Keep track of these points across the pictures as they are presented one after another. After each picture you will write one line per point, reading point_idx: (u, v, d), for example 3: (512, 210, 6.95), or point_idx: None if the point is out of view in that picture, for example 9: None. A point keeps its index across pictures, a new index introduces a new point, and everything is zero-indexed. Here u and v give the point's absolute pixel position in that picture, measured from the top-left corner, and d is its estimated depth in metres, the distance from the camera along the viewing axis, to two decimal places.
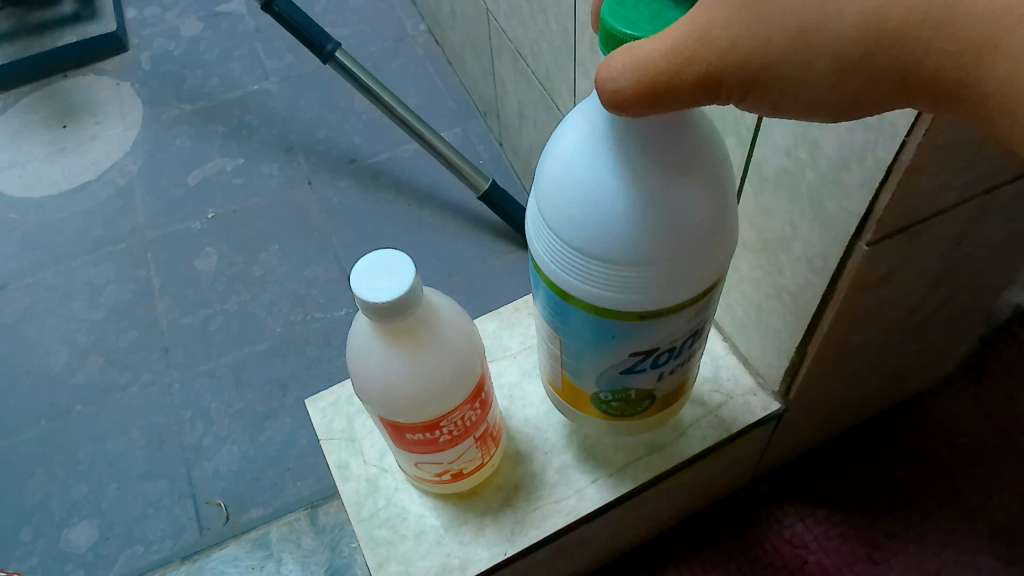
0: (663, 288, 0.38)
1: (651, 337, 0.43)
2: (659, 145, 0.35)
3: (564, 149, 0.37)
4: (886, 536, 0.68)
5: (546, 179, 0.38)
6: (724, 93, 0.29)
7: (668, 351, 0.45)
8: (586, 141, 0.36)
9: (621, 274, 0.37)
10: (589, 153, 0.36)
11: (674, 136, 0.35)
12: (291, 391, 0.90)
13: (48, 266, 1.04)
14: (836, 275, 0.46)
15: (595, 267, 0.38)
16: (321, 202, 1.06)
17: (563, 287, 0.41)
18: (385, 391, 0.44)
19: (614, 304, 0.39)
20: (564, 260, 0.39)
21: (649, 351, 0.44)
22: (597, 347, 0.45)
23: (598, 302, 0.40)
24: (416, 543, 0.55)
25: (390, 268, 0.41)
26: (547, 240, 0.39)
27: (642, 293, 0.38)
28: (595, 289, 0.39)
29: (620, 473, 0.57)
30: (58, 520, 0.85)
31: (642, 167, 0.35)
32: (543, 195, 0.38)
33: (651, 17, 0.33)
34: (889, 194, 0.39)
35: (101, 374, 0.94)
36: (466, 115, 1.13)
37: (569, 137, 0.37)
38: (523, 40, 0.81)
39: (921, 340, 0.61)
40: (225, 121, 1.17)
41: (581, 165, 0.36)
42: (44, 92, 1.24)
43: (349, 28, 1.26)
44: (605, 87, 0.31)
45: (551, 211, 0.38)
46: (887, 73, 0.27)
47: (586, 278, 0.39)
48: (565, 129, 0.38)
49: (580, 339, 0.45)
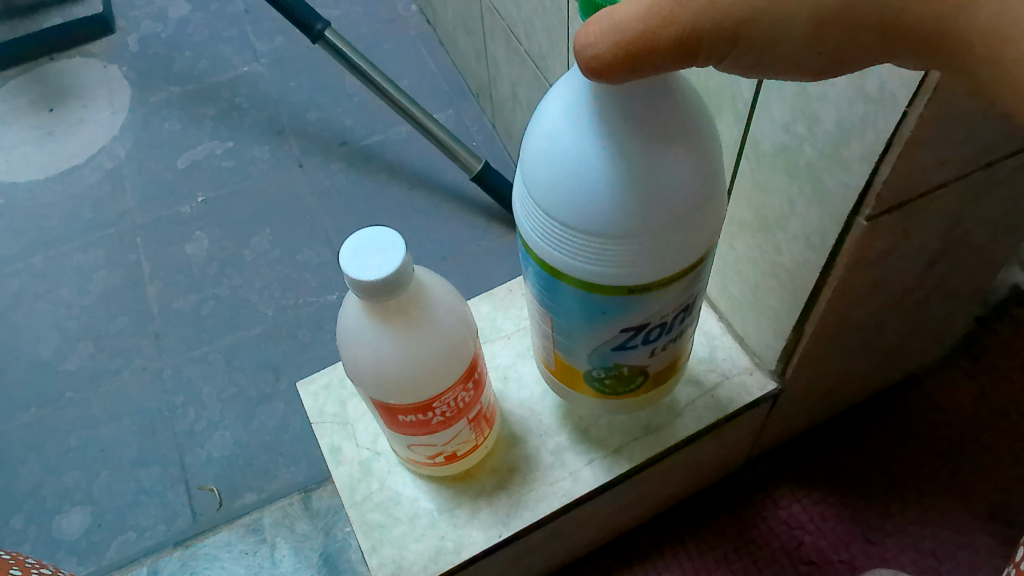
0: (652, 260, 0.38)
1: (640, 312, 0.42)
2: (643, 112, 0.34)
3: (547, 123, 0.36)
4: (881, 517, 0.68)
5: (530, 154, 0.37)
6: (705, 53, 0.28)
7: (659, 326, 0.44)
8: (569, 112, 0.35)
9: (609, 247, 0.37)
10: (570, 124, 0.35)
11: (659, 104, 0.34)
12: (284, 375, 0.90)
13: (36, 252, 1.03)
14: (834, 252, 0.45)
15: (583, 242, 0.37)
16: (313, 185, 1.05)
17: (551, 264, 0.40)
18: (376, 372, 0.44)
19: (603, 279, 0.39)
20: (551, 236, 0.38)
21: (640, 326, 0.44)
22: (589, 324, 0.44)
23: (588, 277, 0.39)
24: (409, 526, 0.55)
25: (380, 247, 0.40)
26: (534, 216, 0.38)
27: (631, 266, 0.38)
28: (585, 265, 0.38)
29: (615, 454, 0.57)
30: (50, 507, 0.84)
31: (626, 135, 0.34)
32: (527, 171, 0.37)
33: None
34: (889, 167, 0.39)
35: (92, 360, 0.93)
36: (459, 97, 1.12)
37: (552, 111, 0.36)
38: (516, 19, 0.80)
39: (918, 318, 0.60)
40: (214, 103, 1.16)
41: (566, 138, 0.35)
42: (31, 75, 1.23)
43: (340, 8, 1.25)
44: (584, 53, 0.29)
45: (537, 186, 0.37)
46: (866, 24, 0.26)
47: (574, 253, 0.38)
48: (549, 102, 0.37)
49: (570, 315, 0.44)
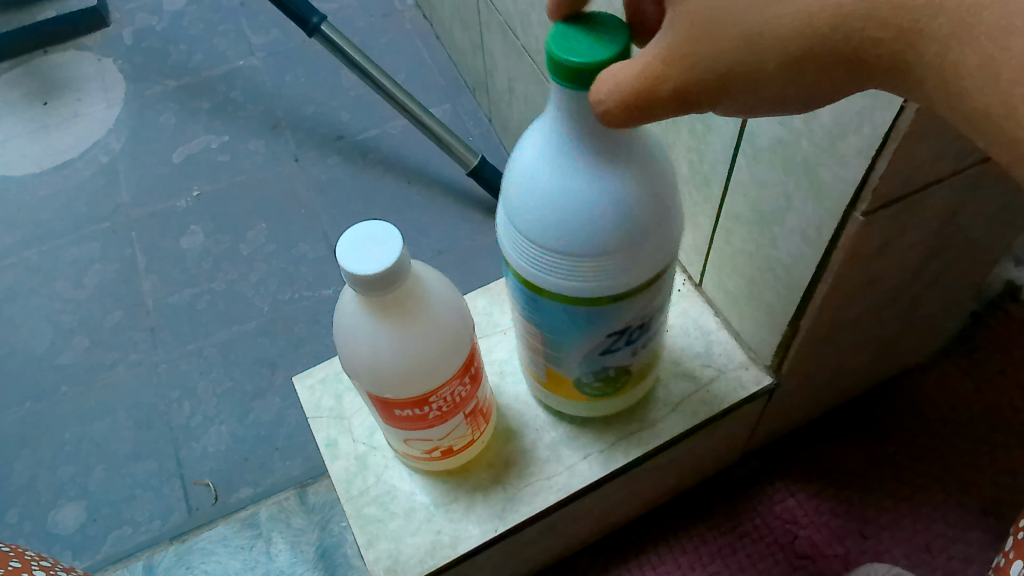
0: (631, 274, 0.40)
1: (621, 316, 0.43)
2: (615, 139, 0.36)
3: (526, 157, 0.38)
4: (876, 511, 0.69)
5: (511, 181, 0.39)
6: (704, 103, 0.28)
7: (640, 328, 0.45)
8: (547, 140, 0.37)
9: (592, 267, 0.39)
10: (549, 152, 0.37)
11: (629, 131, 0.36)
12: (280, 370, 0.89)
13: (31, 246, 1.03)
14: (830, 246, 0.46)
15: (563, 261, 0.39)
16: (309, 179, 1.05)
17: (532, 282, 0.41)
18: (373, 367, 0.44)
19: (587, 294, 0.40)
20: (532, 257, 0.40)
21: (623, 330, 0.44)
22: (573, 335, 0.44)
23: (567, 293, 0.41)
24: (406, 520, 0.55)
25: (377, 241, 0.40)
26: (518, 243, 0.40)
27: (612, 282, 0.40)
28: (564, 283, 0.40)
29: (612, 448, 0.57)
30: (45, 501, 0.84)
31: (600, 160, 0.36)
32: (510, 202, 0.39)
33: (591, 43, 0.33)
34: (886, 161, 0.39)
35: (87, 354, 0.93)
36: (455, 92, 1.11)
37: (532, 140, 0.38)
38: (513, 13, 0.80)
39: (913, 314, 0.61)
40: (209, 97, 1.15)
41: (546, 171, 0.37)
42: (26, 68, 1.22)
43: (336, 2, 1.24)
44: (599, 110, 0.31)
45: (521, 216, 0.38)
46: (840, 64, 0.25)
47: (558, 275, 0.40)
48: (526, 137, 0.39)
49: (554, 330, 0.45)
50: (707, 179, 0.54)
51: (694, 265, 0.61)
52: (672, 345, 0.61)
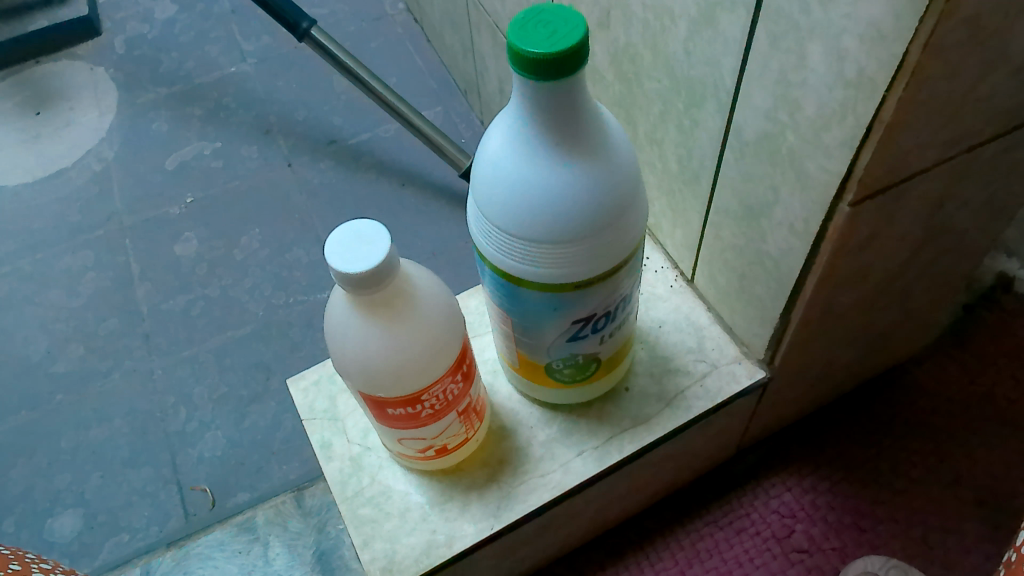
0: (591, 259, 0.43)
1: (586, 304, 0.47)
2: (572, 133, 0.39)
3: (491, 151, 0.41)
4: (872, 504, 0.69)
5: (479, 178, 0.42)
6: None
7: (606, 316, 0.49)
8: (509, 138, 0.40)
9: (554, 252, 0.42)
10: (511, 149, 0.40)
11: (584, 126, 0.39)
12: (275, 374, 0.89)
13: (24, 255, 1.03)
14: (818, 238, 0.46)
15: (531, 249, 0.42)
16: (302, 183, 1.05)
17: (506, 271, 0.45)
18: (364, 366, 0.44)
19: (551, 279, 0.44)
20: (503, 246, 0.43)
21: (589, 317, 0.48)
22: (543, 321, 0.48)
23: (538, 279, 0.44)
24: (401, 520, 0.55)
25: (365, 239, 0.40)
26: (488, 231, 0.43)
27: (573, 266, 0.43)
28: (535, 269, 0.43)
29: (606, 445, 0.57)
30: (42, 510, 0.83)
31: (559, 154, 0.39)
32: (478, 192, 0.42)
33: (548, 35, 0.36)
34: (870, 151, 0.39)
35: (81, 362, 0.93)
36: (447, 94, 1.12)
37: (495, 138, 0.41)
38: (502, 14, 0.80)
39: (904, 306, 0.61)
40: (201, 104, 1.16)
41: (509, 163, 0.40)
42: (17, 79, 1.23)
43: (327, 7, 1.24)
44: None
45: (488, 205, 0.42)
46: None
47: (524, 259, 0.43)
48: (490, 133, 0.42)
49: (523, 316, 0.48)
50: (695, 175, 0.55)
51: (686, 261, 0.62)
52: (665, 341, 0.61)
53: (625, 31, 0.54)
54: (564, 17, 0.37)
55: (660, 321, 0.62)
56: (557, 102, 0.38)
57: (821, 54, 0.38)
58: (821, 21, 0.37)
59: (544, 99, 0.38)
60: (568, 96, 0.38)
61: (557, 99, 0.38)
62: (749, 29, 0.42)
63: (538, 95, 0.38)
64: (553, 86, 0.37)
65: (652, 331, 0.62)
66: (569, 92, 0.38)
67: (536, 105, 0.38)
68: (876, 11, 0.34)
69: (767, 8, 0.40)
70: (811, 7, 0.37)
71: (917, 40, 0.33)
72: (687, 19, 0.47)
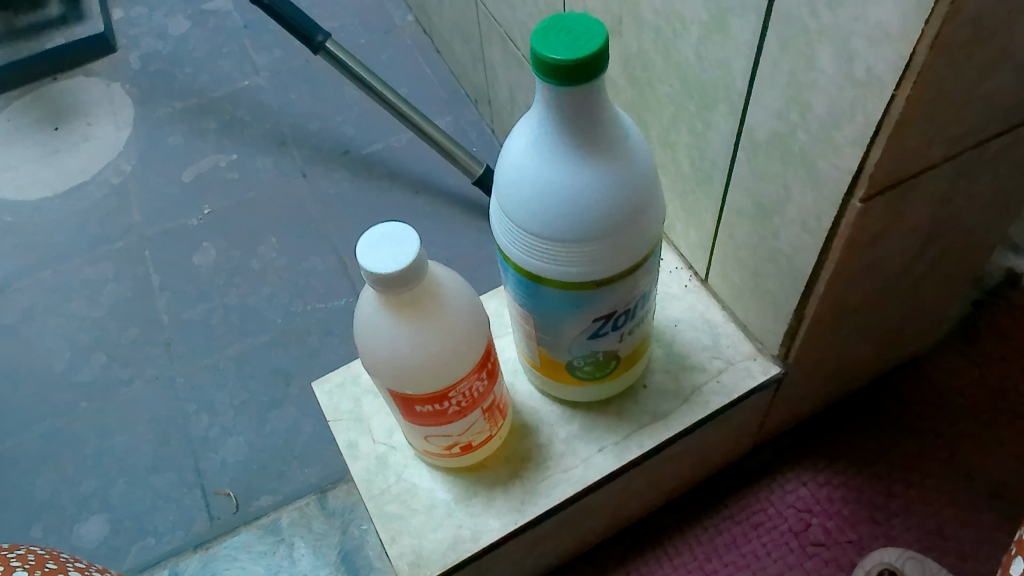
0: (610, 258, 0.44)
1: (607, 301, 0.48)
2: (592, 136, 0.41)
3: (514, 154, 0.43)
4: (886, 497, 0.70)
5: (503, 180, 0.44)
6: None
7: (625, 313, 0.50)
8: (531, 141, 0.42)
9: (575, 251, 0.43)
10: (533, 152, 0.42)
11: (603, 129, 0.41)
12: (295, 380, 0.91)
13: (46, 267, 1.05)
14: (831, 234, 0.47)
15: (554, 248, 0.44)
16: (317, 193, 1.07)
17: (529, 270, 0.46)
18: (394, 364, 0.45)
19: (572, 277, 0.45)
20: (527, 246, 0.45)
21: (609, 314, 0.49)
22: (564, 318, 0.49)
23: (560, 277, 0.46)
24: (427, 516, 0.56)
25: (395, 241, 0.42)
26: (511, 232, 0.45)
27: (593, 265, 0.45)
28: (557, 268, 0.45)
29: (625, 441, 0.58)
30: (68, 515, 0.85)
31: (579, 156, 0.41)
32: (502, 194, 0.44)
33: (571, 42, 0.38)
34: (880, 149, 0.40)
35: (104, 371, 0.95)
36: (457, 104, 1.14)
37: (518, 142, 0.43)
38: (512, 23, 0.82)
39: (914, 301, 0.62)
40: (216, 117, 1.18)
41: (532, 166, 0.42)
42: (36, 95, 1.25)
43: (337, 20, 1.27)
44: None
45: (511, 206, 0.43)
46: None
47: (546, 258, 0.45)
48: (513, 137, 0.43)
49: (545, 314, 0.50)
50: (708, 176, 0.56)
51: (699, 260, 0.63)
52: (680, 339, 0.62)
53: (637, 38, 0.56)
54: (585, 24, 0.39)
55: (675, 320, 0.63)
56: (578, 107, 0.40)
57: (830, 56, 0.40)
58: (830, 24, 0.39)
59: (565, 103, 0.39)
60: (589, 100, 0.39)
61: (577, 104, 0.39)
62: (760, 33, 0.44)
63: (560, 100, 0.39)
64: (574, 91, 0.39)
65: (667, 329, 0.63)
66: (589, 97, 0.39)
67: (558, 109, 0.40)
68: (883, 14, 0.36)
69: (778, 13, 0.42)
70: (820, 11, 0.39)
71: (924, 41, 0.35)
72: (698, 25, 0.48)
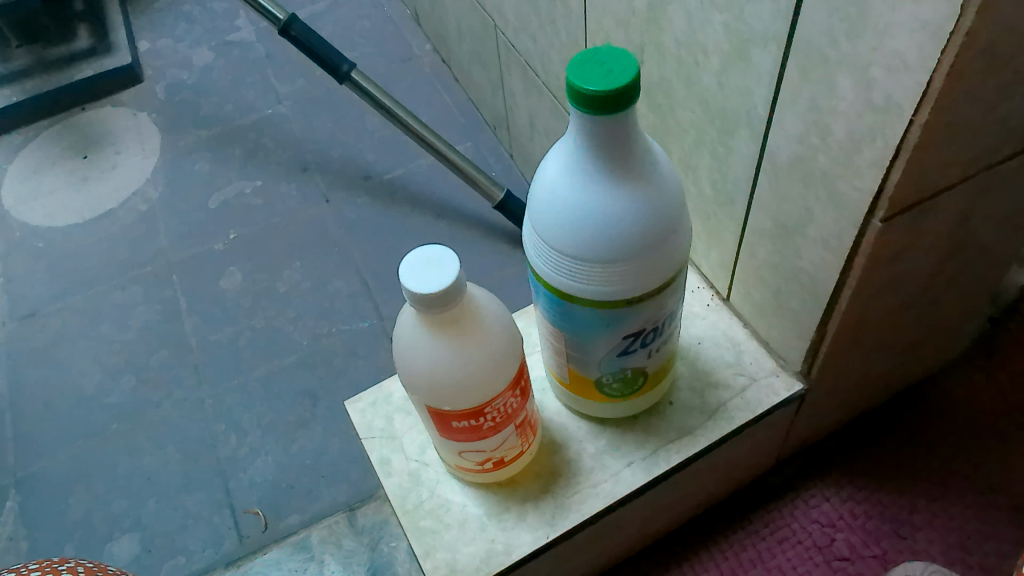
0: (640, 277, 0.46)
1: (637, 319, 0.50)
2: (624, 162, 0.43)
3: (548, 179, 0.45)
4: (909, 512, 0.71)
5: (537, 203, 0.46)
6: None
7: (653, 330, 0.52)
8: (565, 166, 0.44)
9: (606, 271, 0.45)
10: (567, 176, 0.44)
11: (635, 154, 0.43)
12: (321, 401, 0.93)
13: (76, 291, 1.08)
14: (852, 253, 0.49)
15: (587, 267, 0.46)
16: (340, 218, 1.09)
17: (561, 289, 0.48)
18: (433, 380, 0.47)
19: (603, 296, 0.47)
20: (560, 266, 0.47)
21: (638, 332, 0.51)
22: (595, 336, 0.51)
23: (592, 296, 0.47)
24: (460, 531, 0.58)
25: (435, 262, 0.44)
26: (544, 252, 0.47)
27: (624, 284, 0.46)
28: (589, 287, 0.47)
29: (652, 456, 0.60)
30: (101, 534, 0.87)
31: (612, 180, 0.43)
32: (536, 216, 0.46)
33: (604, 75, 0.40)
34: (899, 171, 0.42)
35: (134, 393, 0.97)
36: (476, 130, 1.17)
37: (552, 167, 0.45)
38: (533, 52, 0.85)
39: (932, 318, 0.64)
40: (241, 144, 1.21)
41: (567, 190, 0.44)
42: (65, 125, 1.29)
43: (358, 50, 1.30)
44: None
45: (546, 228, 0.45)
46: None
47: (578, 278, 0.46)
48: (548, 162, 0.45)
49: (576, 332, 0.51)
50: (729, 198, 0.58)
51: (721, 280, 0.65)
52: (704, 356, 0.64)
53: (659, 66, 0.59)
54: (617, 57, 0.41)
55: (698, 338, 0.65)
56: (611, 134, 0.42)
57: (850, 84, 0.42)
58: (849, 53, 0.41)
59: (599, 131, 0.42)
60: (621, 128, 0.42)
61: (610, 131, 0.41)
62: (781, 62, 0.46)
63: (594, 128, 0.42)
64: (607, 120, 0.41)
65: (691, 347, 0.65)
66: (621, 124, 0.41)
67: (591, 136, 0.42)
68: (901, 44, 0.38)
69: (798, 43, 0.44)
70: (839, 42, 0.41)
71: (940, 69, 0.37)
72: (720, 55, 0.51)
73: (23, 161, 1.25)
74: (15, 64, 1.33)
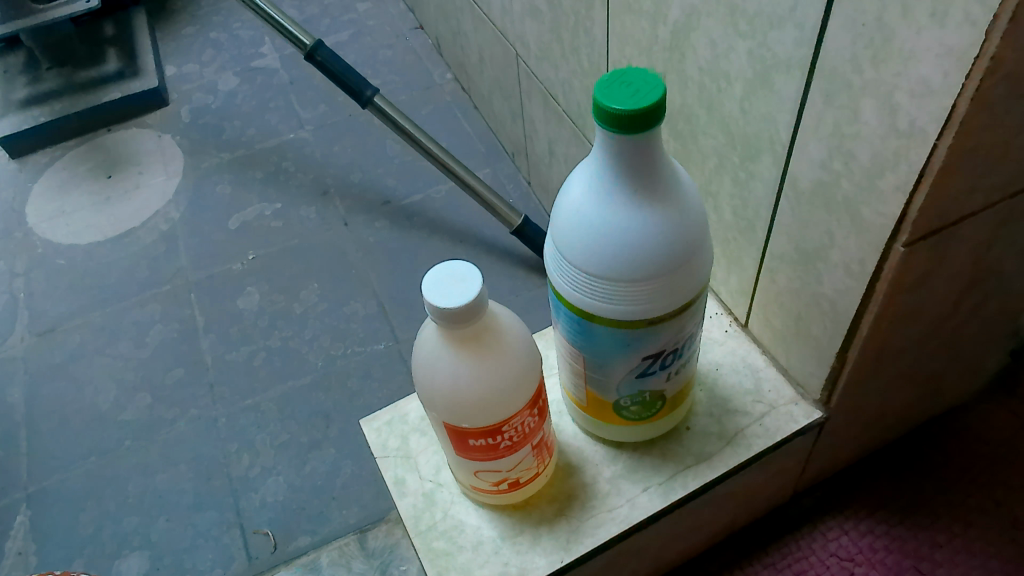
0: (663, 297, 0.46)
1: (657, 341, 0.50)
2: (649, 182, 0.43)
3: (573, 198, 0.45)
4: (930, 547, 0.69)
5: (561, 222, 0.46)
6: None
7: (673, 352, 0.52)
8: (590, 185, 0.44)
9: (628, 290, 0.45)
10: (592, 195, 0.44)
11: (660, 174, 0.43)
12: (335, 422, 0.93)
13: (95, 308, 1.09)
14: (874, 278, 0.49)
15: (609, 286, 0.46)
16: (358, 241, 1.10)
17: (582, 308, 0.48)
18: (452, 396, 0.47)
19: (624, 315, 0.47)
20: (582, 284, 0.47)
21: (658, 354, 0.51)
22: (614, 357, 0.51)
23: (613, 316, 0.47)
24: (474, 553, 0.57)
25: (459, 277, 0.44)
26: (567, 271, 0.47)
27: (646, 304, 0.46)
28: (611, 306, 0.47)
29: (669, 481, 0.59)
30: (110, 551, 0.86)
31: (636, 199, 0.43)
32: (560, 235, 0.46)
33: (631, 95, 0.40)
34: (923, 195, 0.42)
35: (149, 410, 0.97)
36: (495, 158, 1.18)
37: (577, 186, 0.45)
38: (554, 80, 0.86)
39: (954, 350, 0.63)
40: (262, 167, 1.23)
41: (591, 209, 0.44)
42: (91, 146, 1.31)
43: (380, 78, 1.33)
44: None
45: (569, 246, 0.46)
46: None
47: (599, 296, 0.46)
48: (573, 182, 0.46)
49: (596, 352, 0.51)
50: (750, 224, 0.58)
51: (740, 306, 0.65)
52: (722, 383, 0.64)
53: (680, 93, 0.59)
54: (644, 79, 0.42)
55: (717, 364, 0.65)
56: (636, 154, 0.42)
57: (874, 108, 0.42)
58: (873, 79, 0.41)
59: (624, 149, 0.42)
60: (646, 148, 0.42)
61: (635, 150, 0.42)
62: (804, 88, 0.46)
63: (619, 147, 0.42)
64: (634, 139, 0.41)
65: (709, 373, 0.64)
66: (647, 144, 0.42)
67: (617, 156, 0.42)
68: (925, 69, 0.38)
69: (822, 69, 0.44)
70: (863, 67, 0.41)
71: (965, 93, 0.37)
72: (742, 81, 0.51)
73: (49, 180, 1.27)
74: (45, 86, 1.37)
